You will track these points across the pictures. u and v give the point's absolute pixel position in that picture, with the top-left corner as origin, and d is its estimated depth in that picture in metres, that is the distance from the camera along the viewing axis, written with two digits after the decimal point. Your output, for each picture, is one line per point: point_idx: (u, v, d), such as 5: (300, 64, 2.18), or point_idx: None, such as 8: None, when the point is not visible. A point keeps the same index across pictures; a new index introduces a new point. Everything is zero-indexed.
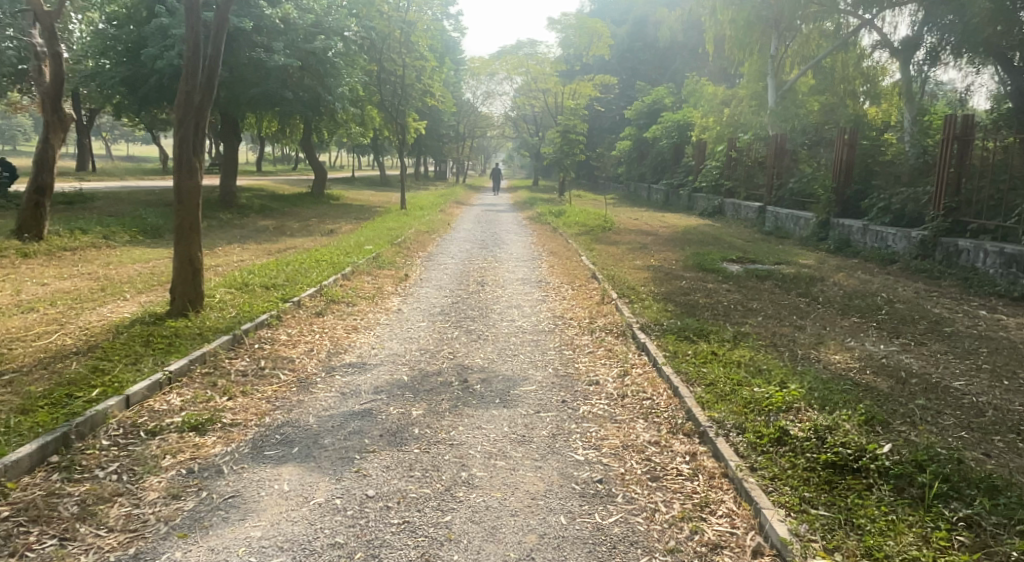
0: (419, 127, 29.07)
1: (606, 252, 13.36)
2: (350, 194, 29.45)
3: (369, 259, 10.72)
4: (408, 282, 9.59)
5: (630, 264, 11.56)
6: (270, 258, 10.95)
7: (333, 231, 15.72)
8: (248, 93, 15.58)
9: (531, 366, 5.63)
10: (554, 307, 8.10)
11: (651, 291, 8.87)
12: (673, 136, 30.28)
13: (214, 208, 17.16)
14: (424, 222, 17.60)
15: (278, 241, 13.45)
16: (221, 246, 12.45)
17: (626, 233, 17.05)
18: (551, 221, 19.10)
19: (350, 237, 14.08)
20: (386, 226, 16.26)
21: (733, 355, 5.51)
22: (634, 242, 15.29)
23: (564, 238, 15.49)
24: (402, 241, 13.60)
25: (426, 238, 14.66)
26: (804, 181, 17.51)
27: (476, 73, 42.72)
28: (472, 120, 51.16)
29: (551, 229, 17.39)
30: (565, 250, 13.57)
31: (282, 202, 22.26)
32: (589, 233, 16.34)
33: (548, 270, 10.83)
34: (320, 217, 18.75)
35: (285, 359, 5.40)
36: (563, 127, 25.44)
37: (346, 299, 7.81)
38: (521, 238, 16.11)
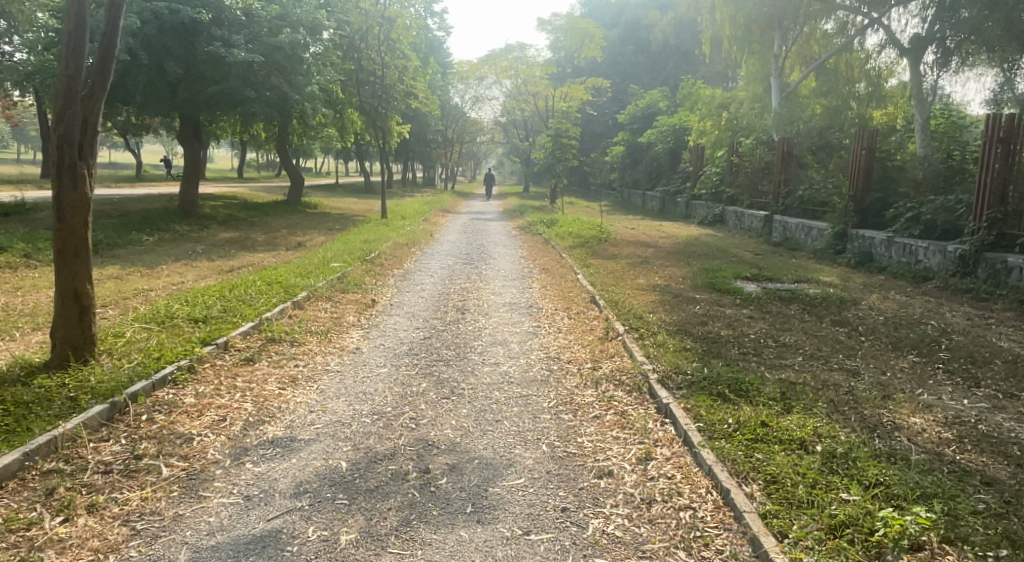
0: (402, 131, 27.62)
1: (604, 268, 11.95)
2: (330, 202, 27.91)
3: (331, 281, 9.20)
4: (373, 309, 8.07)
5: (633, 284, 10.13)
6: (218, 280, 9.46)
7: (301, 244, 14.26)
8: (206, 92, 14.14)
9: (517, 442, 4.16)
10: (547, 343, 6.62)
11: (661, 321, 7.41)
12: (669, 141, 28.92)
13: (172, 219, 15.67)
14: (403, 234, 16.16)
15: (235, 258, 12.01)
16: (166, 263, 10.98)
17: (622, 244, 15.68)
18: (541, 233, 17.68)
19: (319, 252, 12.63)
20: (361, 238, 14.79)
21: (793, 426, 4.06)
22: (633, 257, 13.89)
23: (556, 252, 14.06)
24: (375, 256, 12.13)
25: (403, 252, 13.22)
26: (814, 188, 16.18)
27: (464, 77, 41.47)
28: (460, 125, 49.84)
29: (542, 242, 15.97)
30: (557, 267, 12.14)
31: (253, 211, 20.74)
32: (583, 245, 14.93)
33: (538, 293, 9.39)
34: (290, 228, 17.27)
35: (177, 440, 3.93)
36: (553, 131, 24.05)
37: (289, 338, 6.31)
38: (509, 251, 14.67)
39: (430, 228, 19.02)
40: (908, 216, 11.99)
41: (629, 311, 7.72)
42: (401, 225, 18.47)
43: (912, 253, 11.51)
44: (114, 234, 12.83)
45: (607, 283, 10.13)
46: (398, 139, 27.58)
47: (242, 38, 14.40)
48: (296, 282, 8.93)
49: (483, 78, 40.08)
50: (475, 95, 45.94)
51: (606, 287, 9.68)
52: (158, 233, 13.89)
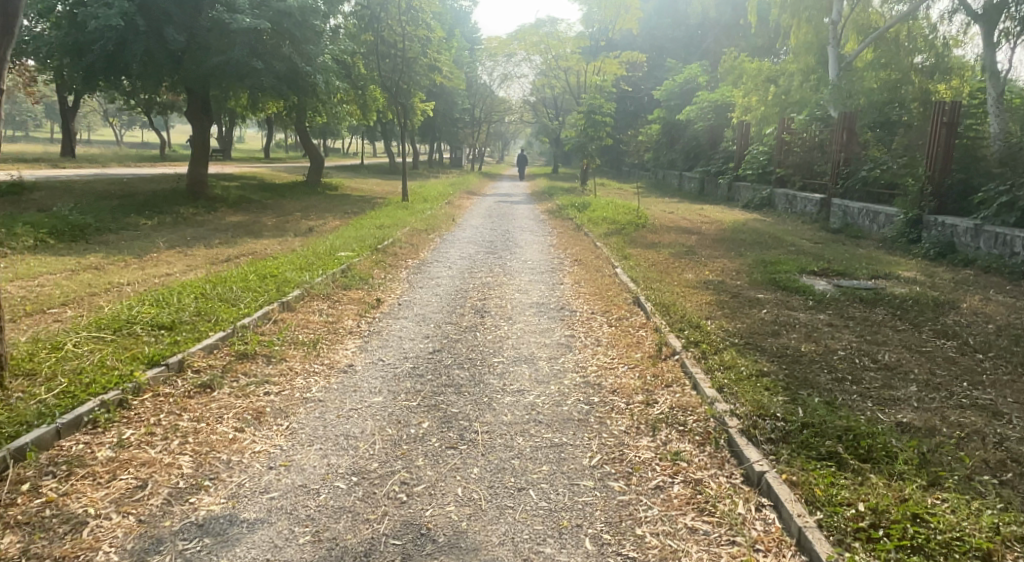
0: (427, 109, 26.25)
1: (647, 259, 10.56)
2: (351, 183, 26.78)
3: (333, 274, 7.99)
4: (374, 311, 6.84)
5: (683, 280, 8.73)
6: (207, 272, 8.28)
7: (312, 229, 13.13)
8: (210, 63, 12.97)
9: (548, 532, 2.95)
10: (584, 363, 5.31)
11: (725, 333, 6.05)
12: (709, 119, 27.18)
13: (178, 201, 14.64)
14: (423, 218, 14.93)
15: (236, 244, 10.90)
16: (157, 251, 9.88)
17: (663, 231, 14.25)
18: (572, 217, 16.27)
19: (328, 239, 11.44)
20: (376, 223, 13.61)
21: (964, 527, 2.78)
22: (678, 246, 12.44)
23: (591, 240, 12.66)
24: (387, 245, 10.87)
25: (420, 239, 12.04)
26: (880, 169, 14.53)
27: (492, 53, 39.87)
28: (488, 104, 48.34)
29: (574, 228, 14.56)
30: (592, 257, 10.77)
31: (268, 193, 19.66)
32: (620, 232, 13.53)
33: (571, 290, 8.07)
34: (304, 212, 16.14)
35: (55, 537, 2.78)
36: (586, 107, 22.47)
37: (267, 353, 5.08)
38: (537, 238, 13.35)
39: (453, 212, 17.80)
40: (998, 202, 10.41)
41: (684, 318, 6.38)
42: (422, 209, 17.24)
43: (1005, 244, 9.97)
44: (110, 217, 11.78)
45: (653, 278, 8.73)
46: (422, 116, 26.22)
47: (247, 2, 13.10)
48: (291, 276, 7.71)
49: (512, 54, 38.44)
50: (504, 72, 44.22)
51: (652, 283, 8.31)
52: (159, 217, 12.83)
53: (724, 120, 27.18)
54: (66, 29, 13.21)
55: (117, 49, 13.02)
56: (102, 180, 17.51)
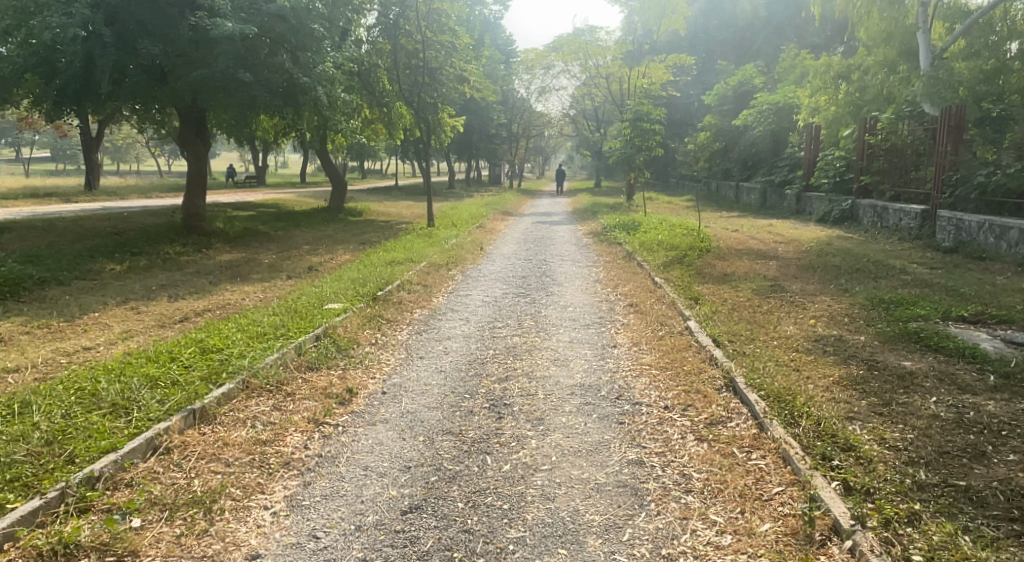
0: (457, 125, 24.18)
1: (728, 301, 8.10)
2: (378, 208, 24.83)
3: (296, 345, 5.80)
4: (336, 417, 4.57)
5: (787, 339, 6.28)
6: (137, 347, 6.17)
7: (314, 268, 11.10)
8: (191, 78, 11.10)
9: None
10: (668, 548, 3.03)
11: (901, 461, 3.64)
12: (771, 124, 24.58)
13: (166, 238, 12.81)
14: (448, 249, 12.80)
15: (209, 295, 8.84)
16: (103, 308, 7.90)
17: (733, 258, 11.80)
18: (622, 241, 13.82)
19: (323, 284, 9.31)
20: (388, 258, 11.49)
21: None
22: (759, 278, 9.96)
23: (647, 273, 10.24)
24: (391, 289, 8.69)
25: (434, 278, 9.89)
26: (1002, 174, 11.83)
27: (529, 64, 37.85)
28: (526, 117, 46.39)
29: (625, 256, 12.13)
30: (652, 297, 8.39)
31: (282, 223, 17.82)
32: (682, 262, 11.07)
33: (629, 363, 5.71)
34: (315, 245, 14.20)
35: None
36: (632, 114, 20.07)
37: (101, 544, 2.98)
38: (581, 270, 11.07)
39: (483, 239, 15.64)
40: None
41: (821, 429, 3.96)
42: (447, 236, 15.09)
43: None
44: (70, 263, 9.95)
45: (745, 337, 6.32)
46: (452, 133, 24.16)
47: (232, 5, 11.19)
48: (234, 354, 5.50)
49: (551, 65, 36.28)
50: (542, 85, 42.03)
51: (745, 348, 5.89)
52: (134, 259, 10.95)
53: (788, 124, 24.50)
54: (35, 47, 11.56)
55: (88, 67, 11.26)
56: (98, 215, 15.88)
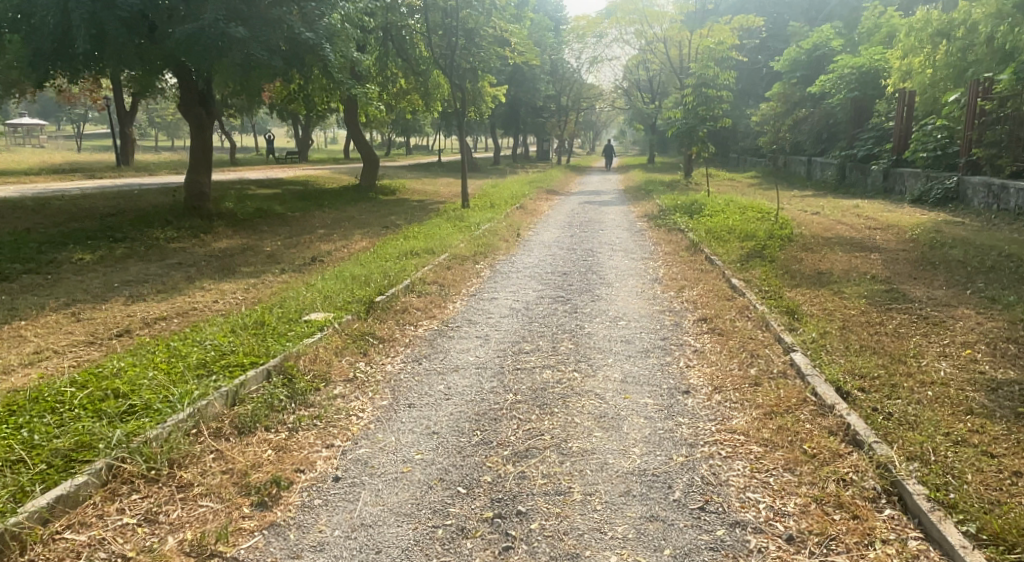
0: (499, 95, 22.20)
1: (838, 319, 6.09)
2: (414, 187, 23.15)
3: (224, 397, 3.98)
4: (235, 541, 2.82)
5: (949, 391, 4.28)
6: (27, 383, 4.50)
7: (319, 260, 9.44)
8: (177, 35, 9.43)
9: None
10: None
11: None
12: (853, 91, 22.13)
13: (161, 219, 11.25)
14: (480, 237, 11.04)
15: (176, 296, 7.14)
16: (36, 314, 6.30)
17: (823, 251, 9.73)
18: (685, 228, 11.73)
19: (319, 283, 7.57)
20: (406, 248, 9.79)
21: None
22: (865, 281, 7.88)
23: (720, 269, 8.23)
24: (395, 293, 6.92)
25: (455, 278, 8.14)
26: None
27: (581, 32, 35.49)
28: (576, 89, 44.12)
29: (689, 247, 10.11)
30: (731, 308, 6.40)
31: (303, 202, 16.28)
32: (762, 256, 9.01)
33: (710, 434, 3.77)
34: (333, 230, 12.58)
35: None
36: (695, 79, 17.68)
37: None
38: (636, 266, 9.16)
39: (523, 223, 13.84)
40: None
41: None
42: (482, 220, 13.34)
43: None
44: (32, 252, 8.45)
45: (884, 388, 4.32)
46: (494, 104, 22.20)
47: None
48: (124, 410, 3.69)
49: (603, 32, 33.90)
50: (593, 54, 39.59)
51: (893, 413, 3.91)
52: (113, 245, 9.41)
53: (873, 92, 21.93)
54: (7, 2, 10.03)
55: (63, 23, 9.68)
56: (103, 193, 14.53)
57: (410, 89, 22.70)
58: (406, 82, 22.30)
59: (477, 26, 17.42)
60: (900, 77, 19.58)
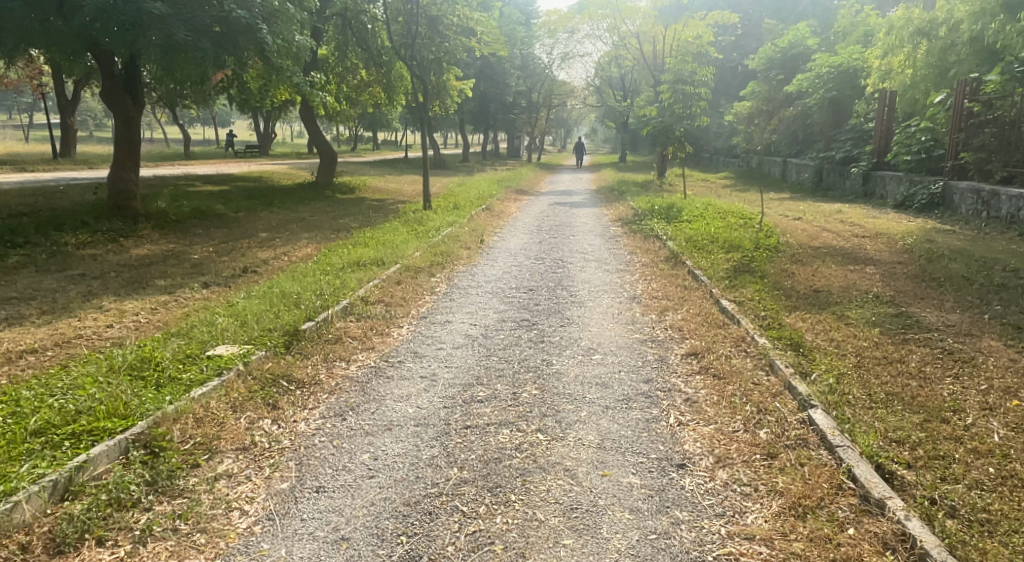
0: (466, 89, 21.10)
1: (852, 357, 5.10)
2: (376, 184, 21.97)
3: (43, 493, 2.91)
4: None
5: (1016, 468, 3.35)
6: None
7: (252, 271, 8.32)
8: (84, 12, 8.21)
9: None
10: None
11: None
12: (830, 90, 21.47)
13: (76, 220, 10.00)
14: (438, 244, 9.99)
15: (63, 319, 5.96)
16: None
17: (815, 264, 8.86)
18: (663, 236, 10.75)
19: (241, 303, 6.41)
20: (352, 258, 8.67)
21: None
22: (867, 302, 6.97)
23: (705, 287, 7.26)
24: (326, 319, 5.78)
25: (403, 296, 7.03)
26: None
27: (552, 27, 34.53)
28: (547, 85, 43.19)
29: (668, 257, 9.16)
30: (724, 339, 5.44)
31: (251, 201, 15.03)
32: (751, 270, 8.06)
33: (719, 544, 2.83)
34: (277, 233, 11.43)
35: None
36: (673, 75, 16.73)
37: None
38: (611, 280, 8.19)
39: (488, 228, 12.77)
40: None
41: None
42: (444, 224, 12.27)
43: None
44: None
45: (935, 463, 3.35)
46: (461, 98, 21.09)
47: None
48: None
49: (575, 27, 33.00)
50: (565, 51, 38.65)
51: (958, 510, 2.96)
52: (11, 252, 8.19)
53: (851, 91, 21.27)
54: None
55: None
56: (22, 189, 13.16)
57: (372, 81, 21.47)
58: (367, 74, 21.07)
59: (440, 14, 16.34)
60: (879, 77, 18.94)
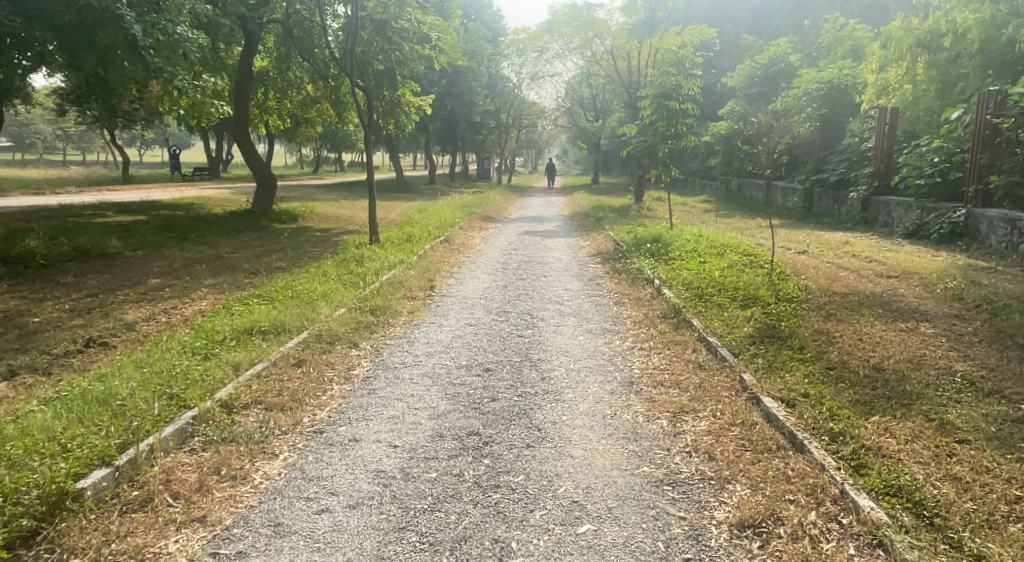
0: (425, 105, 19.03)
1: (1020, 532, 3.00)
2: (324, 210, 19.77)
3: None
4: None
5: None
6: None
7: (104, 342, 6.12)
8: None
9: None
10: None
11: None
12: (820, 107, 19.64)
13: None
14: (372, 296, 7.81)
15: None
16: None
17: (854, 321, 6.87)
18: (655, 280, 8.68)
19: (28, 417, 4.16)
20: (247, 321, 6.44)
21: None
22: (962, 391, 4.91)
23: (731, 370, 5.12)
24: (132, 460, 3.52)
25: (293, 392, 4.79)
26: None
27: (521, 45, 32.79)
28: (517, 105, 41.48)
29: (668, 314, 7.07)
30: (787, 491, 3.37)
31: (163, 236, 12.76)
32: (783, 337, 6.00)
33: None
34: (174, 280, 9.20)
35: None
36: (657, 88, 14.75)
37: None
38: (597, 354, 6.04)
39: (441, 267, 10.58)
40: None
41: None
42: (387, 264, 10.11)
43: None
44: None
45: None
46: (418, 115, 19.00)
47: None
48: None
49: (545, 47, 31.28)
50: (534, 70, 36.93)
51: None
52: None
53: (843, 109, 19.52)
54: None
55: None
56: None
57: (319, 97, 19.29)
58: (314, 89, 18.92)
59: (388, 18, 14.33)
60: (876, 93, 17.31)
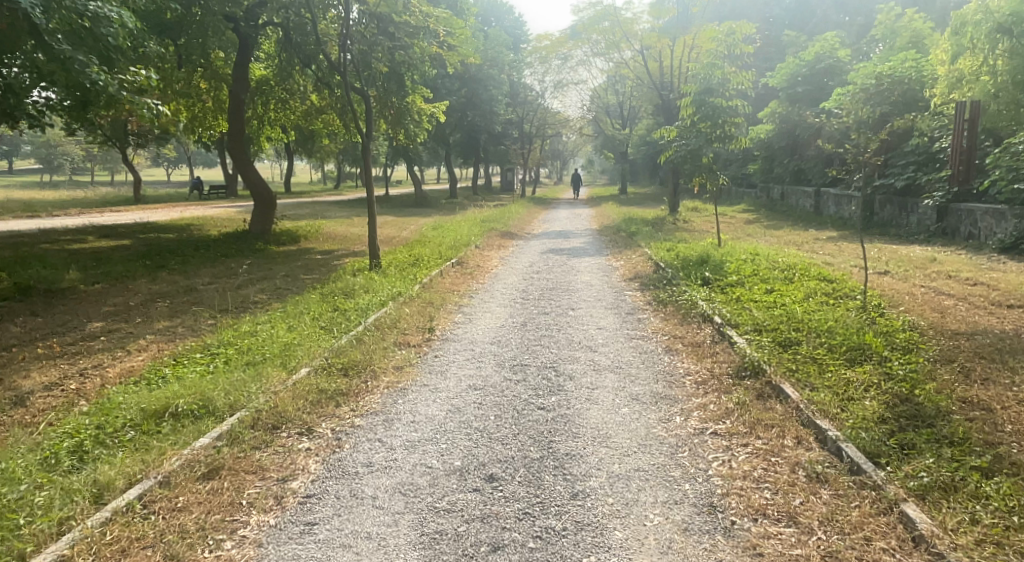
0: (438, 113, 17.36)
1: None
2: (331, 229, 18.21)
3: None
4: None
5: None
6: None
7: None
8: None
9: None
10: None
11: None
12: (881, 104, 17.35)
13: None
14: (350, 347, 6.06)
15: None
16: None
17: (1008, 384, 4.91)
18: (716, 317, 6.81)
19: None
20: (164, 393, 4.71)
21: None
22: None
23: (879, 500, 3.25)
24: None
25: (173, 542, 3.05)
26: None
27: (543, 52, 31.13)
28: (540, 114, 39.81)
29: (743, 375, 5.20)
30: None
31: (136, 264, 11.24)
32: (927, 418, 4.09)
33: None
34: (119, 322, 7.59)
35: None
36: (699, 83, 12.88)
37: None
38: (649, 443, 4.19)
39: (448, 299, 8.82)
40: None
41: None
42: (382, 297, 8.39)
43: None
44: None
45: None
46: (432, 123, 17.33)
47: None
48: None
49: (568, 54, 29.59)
50: (558, 77, 35.24)
51: None
52: None
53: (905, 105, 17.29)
54: None
55: None
56: None
57: (324, 107, 17.76)
58: (318, 98, 17.39)
59: (389, 12, 12.66)
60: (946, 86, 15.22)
